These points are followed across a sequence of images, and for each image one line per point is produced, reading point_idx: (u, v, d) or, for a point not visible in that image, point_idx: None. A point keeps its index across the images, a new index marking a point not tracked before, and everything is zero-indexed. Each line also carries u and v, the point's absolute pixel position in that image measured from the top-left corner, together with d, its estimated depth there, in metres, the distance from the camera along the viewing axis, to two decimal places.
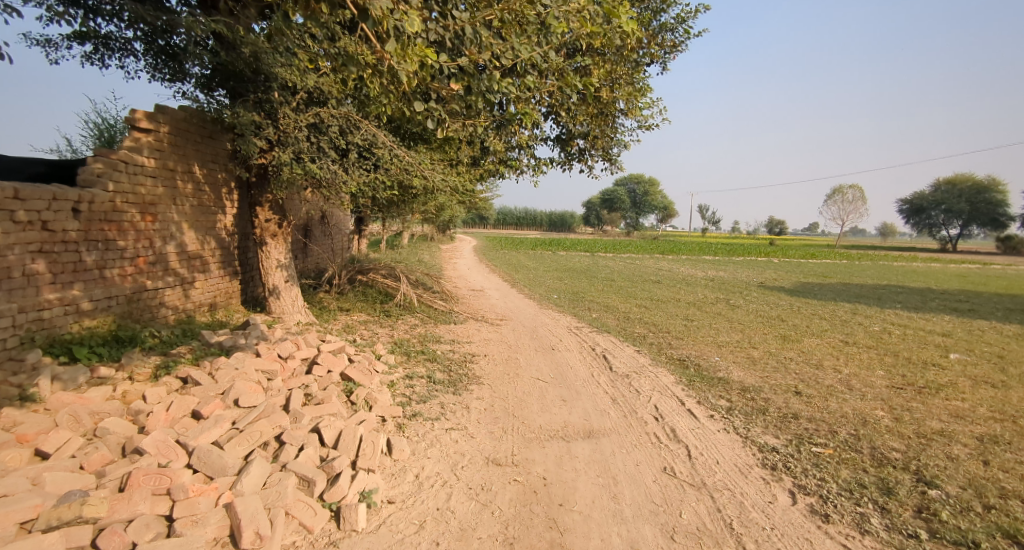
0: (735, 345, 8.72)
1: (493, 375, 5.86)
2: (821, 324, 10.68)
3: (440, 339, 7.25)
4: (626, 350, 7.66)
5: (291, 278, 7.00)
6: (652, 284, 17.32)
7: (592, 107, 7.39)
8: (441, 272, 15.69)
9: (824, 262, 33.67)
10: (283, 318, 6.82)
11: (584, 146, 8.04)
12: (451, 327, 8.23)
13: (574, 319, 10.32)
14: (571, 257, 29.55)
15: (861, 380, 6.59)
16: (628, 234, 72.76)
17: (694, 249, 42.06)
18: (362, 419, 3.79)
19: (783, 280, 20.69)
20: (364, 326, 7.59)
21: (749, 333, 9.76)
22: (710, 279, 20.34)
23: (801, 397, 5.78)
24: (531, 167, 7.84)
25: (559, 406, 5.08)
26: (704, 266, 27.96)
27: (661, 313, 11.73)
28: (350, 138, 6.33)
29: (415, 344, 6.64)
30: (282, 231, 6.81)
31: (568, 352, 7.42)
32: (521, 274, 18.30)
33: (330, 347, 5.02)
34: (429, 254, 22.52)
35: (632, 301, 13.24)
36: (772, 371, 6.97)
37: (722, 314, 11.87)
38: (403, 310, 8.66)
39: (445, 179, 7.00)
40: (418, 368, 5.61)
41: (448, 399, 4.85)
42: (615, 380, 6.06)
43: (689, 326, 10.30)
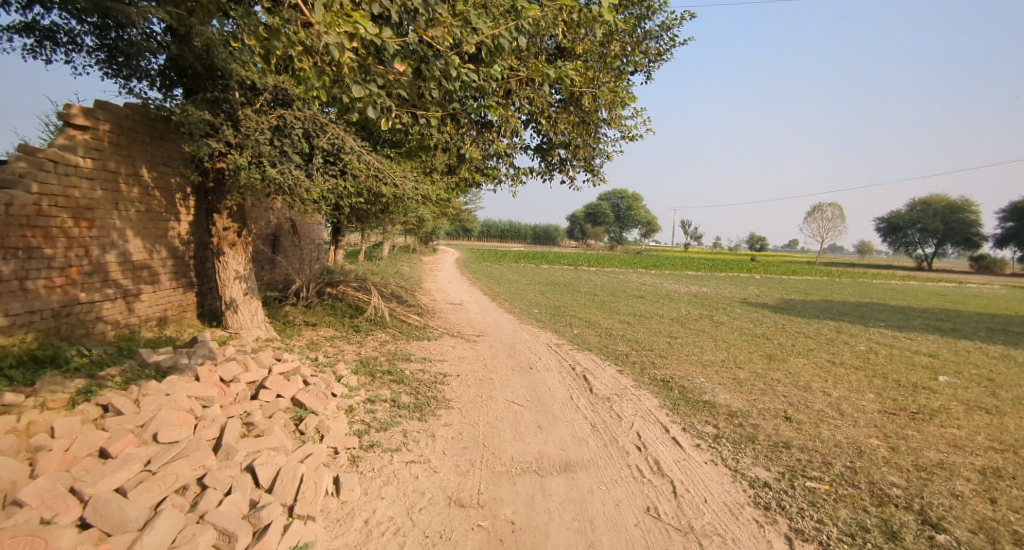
0: (720, 365, 8.43)
1: (464, 398, 5.45)
2: (807, 343, 10.47)
3: (412, 357, 6.82)
4: (608, 370, 7.30)
5: (251, 291, 6.52)
6: (636, 299, 17.05)
7: (574, 115, 7.21)
8: (420, 285, 15.24)
9: (805, 279, 34.07)
10: (241, 334, 6.33)
11: (565, 157, 7.76)
12: (425, 344, 7.81)
13: (555, 336, 9.96)
14: (554, 270, 29.23)
15: (852, 404, 6.33)
16: (613, 248, 72.87)
17: (677, 264, 42.12)
18: (309, 453, 3.33)
19: (767, 297, 20.68)
20: (330, 343, 7.12)
21: (735, 352, 9.48)
22: (693, 294, 20.21)
23: (791, 423, 5.48)
24: (510, 177, 7.53)
25: (533, 433, 4.68)
26: (687, 281, 27.99)
27: (644, 329, 11.42)
28: (315, 142, 5.96)
29: (383, 364, 6.20)
30: (241, 240, 6.34)
31: (547, 372, 7.03)
32: (504, 287, 17.93)
33: (282, 369, 4.56)
34: (410, 265, 22.06)
35: (615, 317, 12.93)
36: (760, 394, 6.66)
37: (706, 331, 11.63)
38: (374, 325, 8.20)
39: (419, 187, 6.63)
40: (382, 391, 5.17)
41: (412, 427, 4.43)
42: (595, 404, 5.68)
43: (673, 344, 10.00)
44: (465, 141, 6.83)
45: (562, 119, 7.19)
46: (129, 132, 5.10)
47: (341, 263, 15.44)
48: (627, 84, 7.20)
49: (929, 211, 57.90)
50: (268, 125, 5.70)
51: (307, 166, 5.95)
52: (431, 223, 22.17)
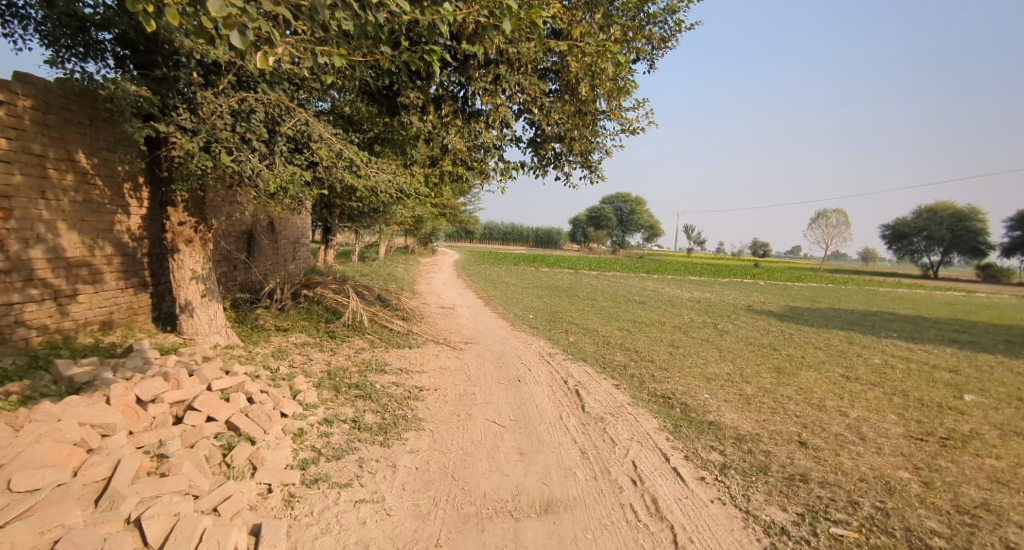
0: (726, 379, 7.78)
1: (438, 418, 4.83)
2: (817, 355, 9.83)
3: (387, 368, 6.20)
4: (603, 384, 6.66)
5: (210, 293, 5.93)
6: (636, 305, 16.40)
7: (570, 106, 6.61)
8: (411, 288, 14.63)
9: (810, 286, 33.31)
10: (196, 341, 5.73)
11: (560, 151, 7.15)
12: (404, 353, 7.19)
13: (549, 344, 9.33)
14: (554, 274, 28.52)
15: (873, 427, 5.68)
16: (615, 252, 72.13)
17: (680, 269, 41.37)
18: (228, 496, 2.74)
19: (771, 304, 20.00)
20: (300, 350, 6.53)
21: (740, 365, 8.82)
22: (696, 300, 19.55)
23: (807, 450, 4.87)
24: (499, 172, 6.94)
25: (513, 462, 4.05)
26: (689, 287, 27.32)
27: (644, 338, 10.77)
28: (279, 128, 5.37)
29: (352, 376, 5.59)
30: (198, 236, 5.75)
31: (536, 386, 6.40)
32: (500, 291, 17.30)
33: (223, 385, 3.94)
34: (404, 267, 21.48)
35: (614, 324, 12.28)
36: (770, 414, 6.03)
37: (709, 341, 10.98)
38: (351, 331, 7.59)
39: (397, 181, 6.02)
40: (344, 409, 4.55)
41: (370, 454, 3.81)
42: (587, 425, 5.06)
43: (675, 355, 9.35)
44: (449, 131, 6.23)
45: (556, 108, 6.60)
46: (59, 111, 4.56)
47: (330, 263, 14.82)
48: (627, 73, 6.61)
49: (935, 218, 57.11)
50: (227, 107, 5.10)
51: (270, 154, 5.35)
52: (427, 225, 21.54)
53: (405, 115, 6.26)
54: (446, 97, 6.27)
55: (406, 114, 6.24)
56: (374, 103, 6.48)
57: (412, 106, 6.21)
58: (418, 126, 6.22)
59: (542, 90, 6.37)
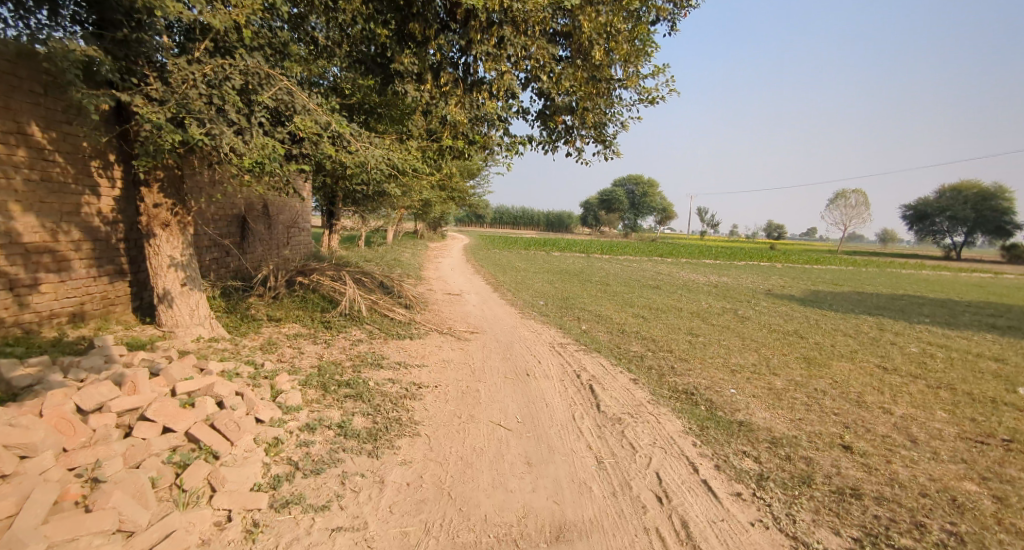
0: (751, 371, 7.19)
1: (436, 421, 4.33)
2: (848, 343, 9.18)
3: (384, 362, 5.71)
4: (620, 378, 6.12)
5: (192, 282, 5.44)
6: (650, 290, 15.75)
7: (582, 71, 5.95)
8: (418, 275, 14.17)
9: (829, 269, 32.31)
10: (176, 334, 5.27)
11: (572, 124, 6.51)
12: (405, 345, 6.70)
13: (560, 333, 8.79)
14: (566, 258, 27.85)
15: (924, 427, 5.08)
16: (627, 236, 71.00)
17: (694, 252, 40.40)
18: (168, 534, 2.33)
19: (792, 288, 19.21)
20: (291, 342, 6.07)
21: (766, 355, 8.21)
22: (714, 285, 18.82)
23: (853, 456, 4.30)
24: (504, 147, 6.34)
25: (520, 475, 3.55)
26: (704, 270, 26.53)
27: (661, 326, 10.17)
28: (257, 98, 4.81)
29: (344, 373, 5.10)
30: (176, 219, 5.28)
31: (546, 382, 5.89)
32: (509, 276, 16.77)
33: (187, 388, 3.46)
34: (412, 252, 21.04)
35: (628, 311, 11.69)
36: (805, 412, 5.46)
37: (730, 328, 10.37)
38: (348, 321, 7.11)
39: (391, 157, 5.46)
40: (331, 413, 4.08)
41: (355, 468, 3.32)
42: (603, 427, 4.55)
43: (694, 344, 8.76)
44: (448, 101, 5.62)
45: (568, 75, 5.93)
46: (4, 77, 4.11)
47: (333, 248, 14.36)
48: (646, 34, 5.92)
49: (960, 197, 55.16)
50: (199, 74, 4.55)
51: (248, 128, 4.79)
52: (434, 209, 20.96)
53: (398, 84, 5.61)
54: (445, 64, 5.65)
55: (400, 83, 5.61)
56: (366, 73, 5.88)
57: (406, 73, 5.57)
58: (415, 97, 5.63)
59: (552, 54, 5.71)
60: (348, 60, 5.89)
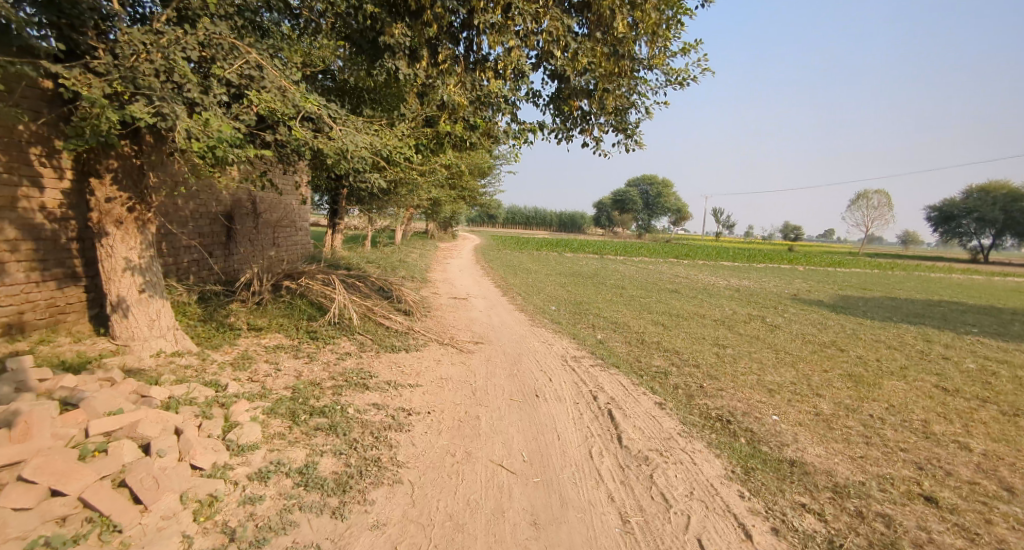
0: (791, 392, 6.33)
1: (425, 462, 3.58)
2: (895, 358, 8.25)
3: (371, 382, 4.98)
4: (642, 402, 5.33)
5: (152, 288, 4.74)
6: (669, 295, 14.86)
7: (604, 45, 5.13)
8: (423, 277, 13.48)
9: (854, 272, 31.02)
10: (132, 349, 4.57)
11: (589, 110, 5.71)
12: (399, 360, 5.97)
13: (574, 344, 8.01)
14: (579, 259, 26.97)
15: (1016, 471, 4.20)
16: (643, 237, 69.71)
17: (711, 254, 39.31)
18: None
19: (820, 293, 18.16)
20: (269, 356, 5.38)
21: (805, 372, 7.33)
22: (736, 289, 17.82)
23: (941, 513, 3.46)
24: (511, 136, 5.59)
25: (525, 542, 2.80)
26: (722, 272, 25.51)
27: (684, 336, 9.34)
28: (219, 74, 4.10)
29: (321, 398, 4.38)
30: (132, 216, 4.58)
31: (557, 406, 5.13)
32: (519, 278, 16.01)
33: (105, 427, 2.73)
34: (421, 253, 20.37)
35: (647, 318, 10.84)
36: (866, 446, 4.61)
37: (760, 339, 9.49)
38: (337, 332, 6.39)
39: (380, 144, 4.70)
40: (294, 454, 3.33)
41: (310, 537, 2.57)
42: (626, 470, 3.78)
43: (723, 358, 7.90)
44: (447, 81, 4.87)
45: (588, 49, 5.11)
46: None
47: (336, 249, 13.74)
48: (678, 2, 5.08)
49: (989, 197, 53.04)
50: (147, 43, 3.82)
51: (206, 107, 4.05)
52: (444, 209, 20.25)
53: (388, 60, 4.83)
54: (445, 38, 4.88)
55: (392, 59, 4.85)
56: (354, 50, 5.15)
57: (398, 49, 4.81)
58: (409, 76, 4.89)
59: (567, 26, 4.90)
60: (334, 36, 5.16)
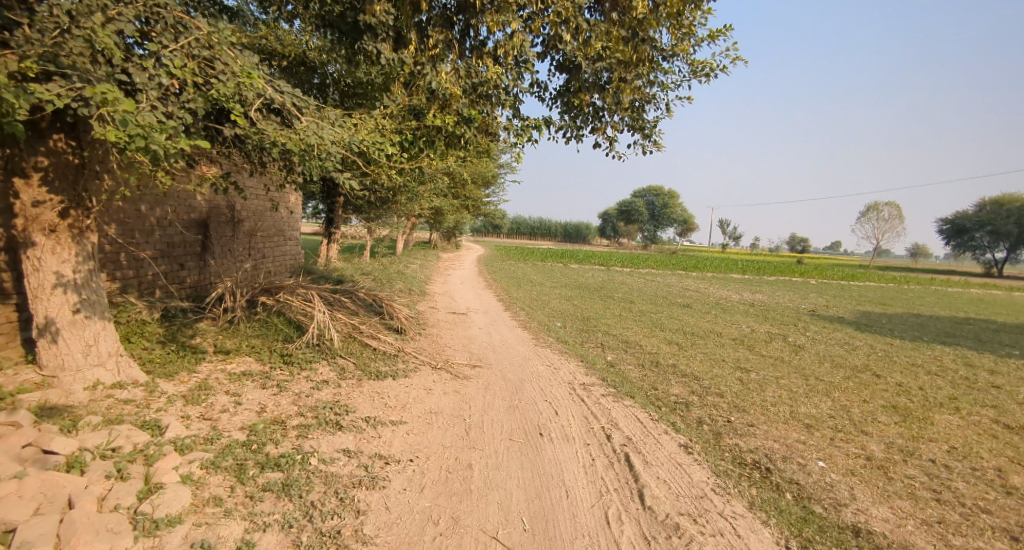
0: (832, 428, 5.54)
1: (399, 536, 2.83)
2: (940, 386, 7.43)
3: (346, 420, 4.23)
4: (665, 445, 4.56)
5: (89, 307, 3.99)
6: (681, 310, 14.07)
7: (623, 27, 4.40)
8: (421, 290, 12.76)
9: (867, 285, 30.11)
10: (61, 381, 3.83)
11: (602, 106, 5.01)
12: (383, 389, 5.21)
13: (582, 367, 7.24)
14: (584, 271, 26.20)
15: None
16: (649, 249, 68.84)
17: (719, 266, 38.45)
18: None
19: (838, 308, 17.29)
20: (232, 385, 4.65)
21: (842, 403, 6.53)
22: (750, 304, 17.02)
23: None
24: (512, 133, 4.93)
25: None
26: (732, 285, 24.66)
27: (702, 358, 8.55)
28: (158, 52, 3.37)
29: (282, 443, 3.62)
30: (67, 223, 3.82)
31: (563, 448, 4.37)
32: (523, 291, 15.26)
33: None
34: (421, 264, 19.66)
35: (660, 337, 10.06)
36: (939, 506, 3.82)
37: (784, 362, 8.68)
38: (316, 355, 5.66)
39: (358, 140, 4.02)
40: (226, 530, 2.59)
41: None
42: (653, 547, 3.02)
43: (748, 386, 7.11)
44: (437, 68, 4.20)
45: (605, 32, 4.37)
46: None
47: (330, 260, 13.05)
48: None
49: (1003, 210, 51.95)
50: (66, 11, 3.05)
51: (143, 93, 3.33)
52: (446, 219, 19.58)
53: (369, 43, 4.13)
54: (436, 20, 4.20)
55: (374, 42, 4.17)
56: (331, 34, 4.45)
57: (382, 31, 4.12)
58: (394, 63, 4.20)
59: (578, 6, 4.18)
60: (311, 20, 4.47)
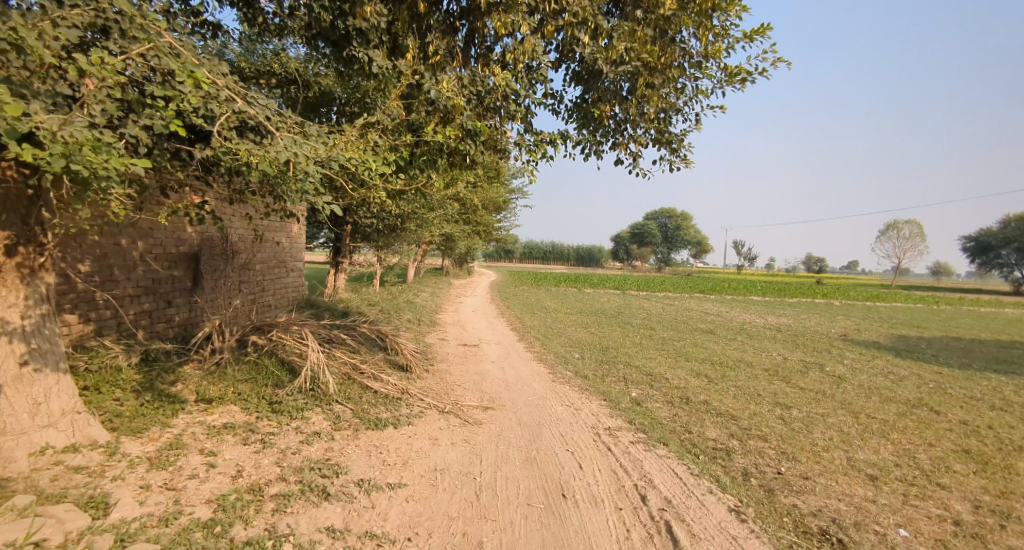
0: (902, 481, 4.78)
1: None
2: (1011, 424, 6.59)
3: (335, 486, 3.60)
4: (712, 511, 3.86)
5: (40, 359, 3.42)
6: (705, 337, 13.29)
7: (648, 27, 3.89)
8: (430, 320, 12.18)
9: (894, 306, 28.89)
10: None
11: (624, 118, 4.48)
12: (382, 442, 4.57)
13: (605, 407, 6.53)
14: (599, 296, 25.50)
15: None
16: (663, 270, 67.78)
17: (737, 288, 37.42)
18: None
19: (871, 332, 16.33)
20: (209, 441, 4.05)
21: (905, 447, 5.74)
22: (776, 328, 16.12)
23: None
24: (525, 149, 4.41)
25: None
26: (754, 308, 23.69)
27: (736, 392, 7.78)
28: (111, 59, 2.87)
29: (253, 521, 3.00)
30: (14, 261, 3.28)
31: (592, 516, 3.69)
32: (538, 319, 14.60)
33: None
34: (432, 292, 19.15)
35: (687, 368, 9.31)
36: None
37: (828, 396, 7.86)
38: (310, 402, 5.06)
39: (346, 157, 3.49)
40: None
41: None
42: None
43: (792, 426, 6.32)
44: (439, 76, 3.71)
45: (629, 32, 3.85)
46: None
47: (337, 290, 12.56)
48: None
49: None
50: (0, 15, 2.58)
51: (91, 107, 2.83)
52: (457, 245, 19.10)
53: (361, 51, 3.66)
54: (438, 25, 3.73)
55: (368, 49, 3.70)
56: (322, 44, 3.99)
57: (376, 37, 3.65)
58: (390, 72, 3.71)
59: (596, 4, 3.73)
60: (300, 30, 4.03)
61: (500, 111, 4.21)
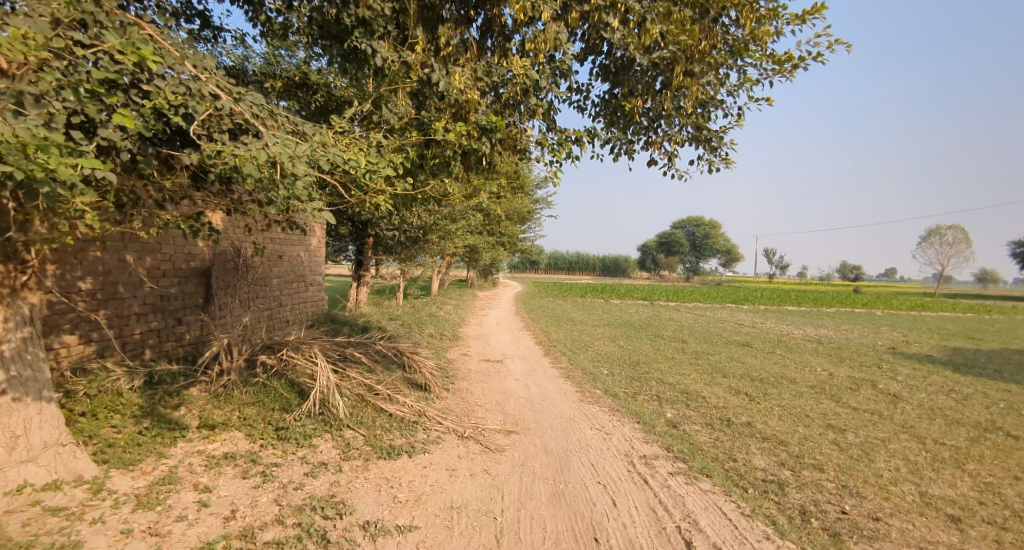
0: (990, 524, 4.11)
1: None
2: None
3: (337, 530, 3.20)
4: None
5: (21, 388, 3.15)
6: (742, 350, 12.54)
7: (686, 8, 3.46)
8: (452, 334, 11.81)
9: (943, 316, 27.22)
10: None
11: (659, 113, 4.04)
12: (394, 473, 4.16)
13: (639, 430, 6.00)
14: (626, 306, 24.78)
15: None
16: (692, 279, 66.24)
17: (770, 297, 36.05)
18: None
19: (923, 344, 15.22)
20: (205, 473, 3.72)
21: (987, 480, 5.02)
22: (818, 341, 15.20)
23: None
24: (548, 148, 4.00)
25: None
26: (791, 319, 22.60)
27: (782, 413, 7.12)
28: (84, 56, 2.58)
29: None
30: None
31: None
32: (565, 332, 14.08)
33: None
34: (455, 304, 18.83)
35: (725, 385, 8.66)
36: None
37: (887, 418, 7.12)
38: (318, 427, 4.71)
39: (348, 160, 3.15)
40: None
41: None
42: None
43: (851, 454, 5.65)
44: (452, 69, 3.36)
45: (665, 14, 3.42)
46: None
47: (358, 304, 12.34)
48: None
49: None
50: None
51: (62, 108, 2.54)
52: (481, 256, 18.79)
53: (367, 44, 3.33)
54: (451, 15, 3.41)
55: (374, 42, 3.37)
56: (327, 40, 3.69)
57: (382, 29, 3.31)
58: (397, 66, 3.37)
59: None
60: (305, 28, 3.74)
61: (520, 107, 3.82)
